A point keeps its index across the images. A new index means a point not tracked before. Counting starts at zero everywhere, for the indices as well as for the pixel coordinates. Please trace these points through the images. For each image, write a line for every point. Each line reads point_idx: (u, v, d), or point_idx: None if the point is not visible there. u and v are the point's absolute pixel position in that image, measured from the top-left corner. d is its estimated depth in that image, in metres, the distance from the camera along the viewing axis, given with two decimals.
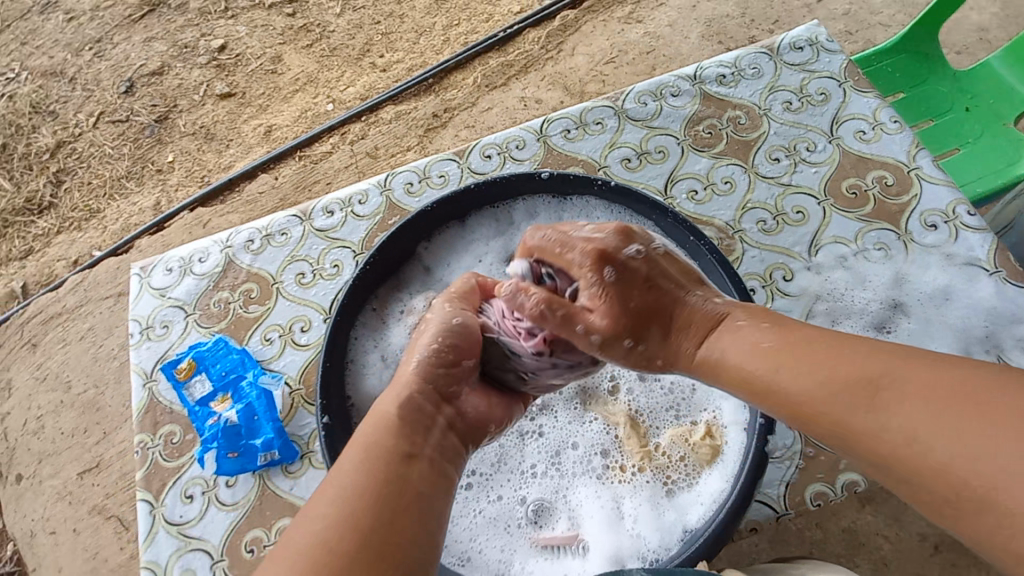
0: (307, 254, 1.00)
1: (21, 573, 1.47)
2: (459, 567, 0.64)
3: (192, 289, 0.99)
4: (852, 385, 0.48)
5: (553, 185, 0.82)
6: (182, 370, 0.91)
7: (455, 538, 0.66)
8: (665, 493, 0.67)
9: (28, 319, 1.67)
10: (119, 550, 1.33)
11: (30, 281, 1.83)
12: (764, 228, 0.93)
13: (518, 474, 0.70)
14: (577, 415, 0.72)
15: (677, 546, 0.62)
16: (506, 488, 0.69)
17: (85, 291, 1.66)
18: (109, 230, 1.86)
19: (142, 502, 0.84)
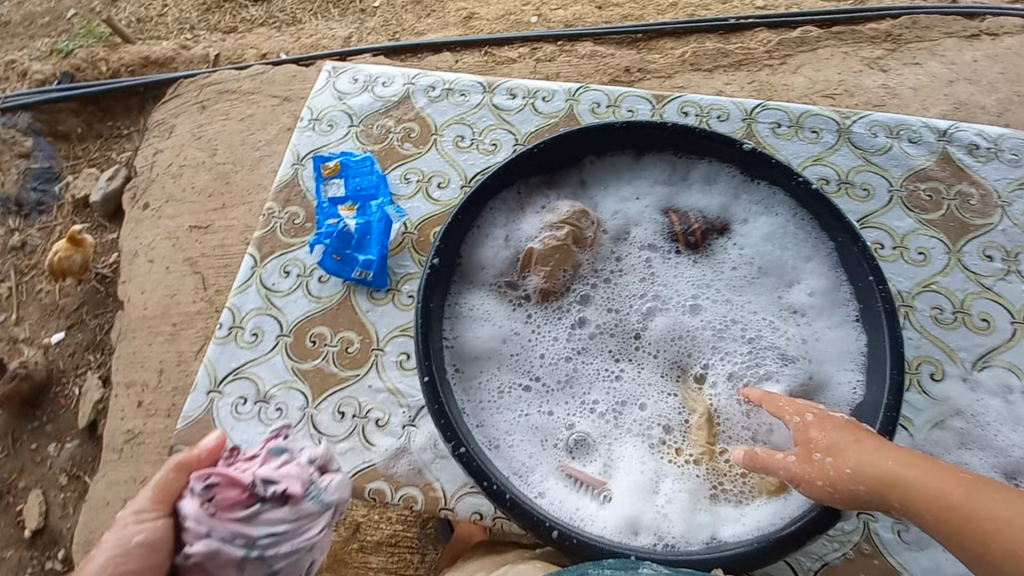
0: (474, 122, 1.01)
1: (113, 280, 1.68)
2: (486, 448, 0.66)
3: (365, 105, 1.04)
4: (883, 475, 0.53)
5: (749, 162, 0.75)
6: (328, 168, 0.97)
7: (495, 424, 0.69)
8: (709, 496, 0.65)
9: (207, 85, 1.82)
10: (192, 301, 1.50)
11: (222, 53, 1.95)
12: (936, 316, 0.82)
13: (580, 402, 0.71)
14: (658, 382, 0.72)
15: (699, 545, 0.60)
16: (564, 409, 0.71)
17: (262, 81, 1.79)
18: (302, 42, 1.97)
19: (249, 256, 0.92)
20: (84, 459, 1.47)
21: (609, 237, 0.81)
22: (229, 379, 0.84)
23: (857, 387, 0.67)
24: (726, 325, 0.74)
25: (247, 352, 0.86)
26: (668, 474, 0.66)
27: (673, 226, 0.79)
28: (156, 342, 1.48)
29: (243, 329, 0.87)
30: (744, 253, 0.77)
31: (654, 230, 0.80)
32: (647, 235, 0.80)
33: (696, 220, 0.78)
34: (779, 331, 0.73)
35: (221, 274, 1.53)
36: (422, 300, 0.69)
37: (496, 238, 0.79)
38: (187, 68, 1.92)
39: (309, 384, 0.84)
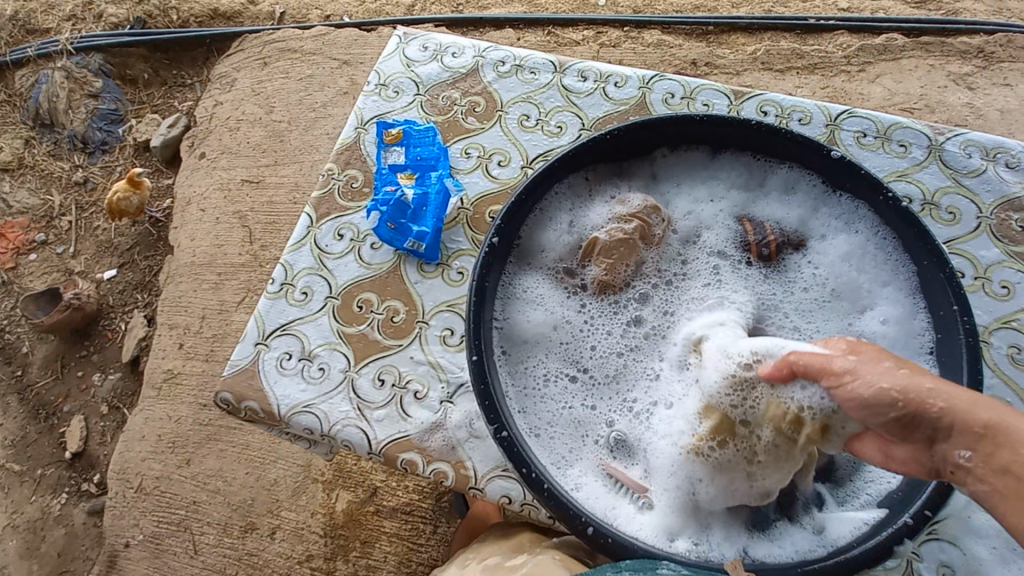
0: (541, 101, 0.98)
1: (165, 225, 1.73)
2: (528, 434, 0.65)
3: (433, 75, 1.03)
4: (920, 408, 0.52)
5: (834, 172, 0.71)
6: (391, 134, 0.95)
7: (538, 410, 0.68)
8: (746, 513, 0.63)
9: (271, 41, 1.83)
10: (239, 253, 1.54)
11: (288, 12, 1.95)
12: (1014, 356, 0.77)
13: (623, 400, 0.69)
14: None
15: (737, 560, 0.59)
16: (607, 406, 0.69)
17: (323, 43, 1.79)
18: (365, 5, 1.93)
19: (305, 216, 0.93)
20: (124, 392, 1.54)
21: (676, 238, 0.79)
22: (276, 334, 0.85)
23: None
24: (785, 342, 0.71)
25: (295, 309, 0.87)
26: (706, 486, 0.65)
27: (747, 235, 0.77)
28: (201, 289, 1.53)
29: (294, 286, 0.88)
30: (818, 271, 0.75)
31: (726, 236, 0.78)
32: (717, 240, 0.78)
33: (771, 232, 0.76)
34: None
35: (268, 230, 1.57)
36: (478, 276, 0.68)
37: (561, 224, 0.78)
38: (252, 23, 1.93)
39: (353, 348, 0.84)
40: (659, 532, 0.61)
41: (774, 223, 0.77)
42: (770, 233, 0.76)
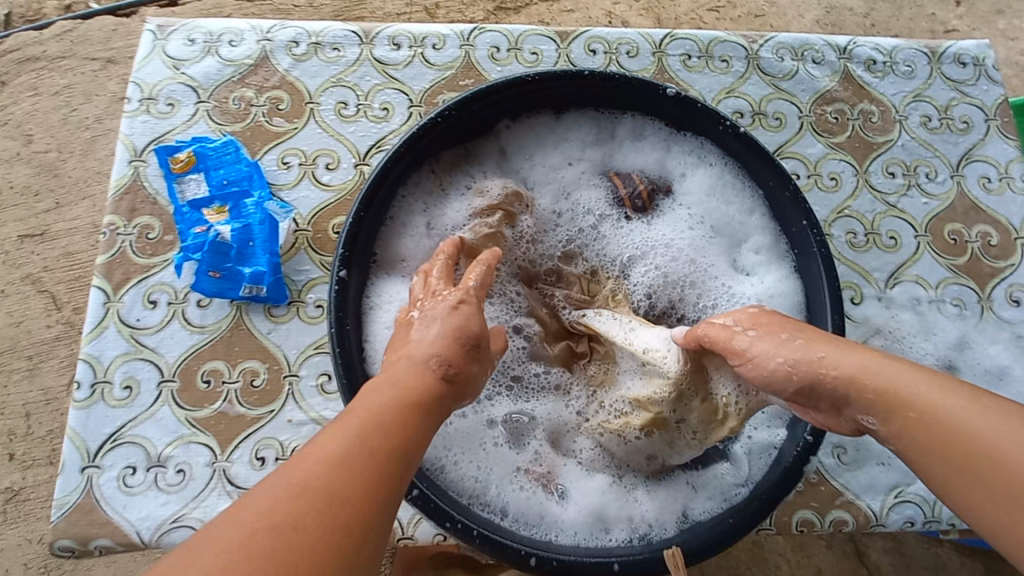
0: (355, 82, 0.84)
1: None
2: (434, 474, 0.59)
3: (212, 73, 0.83)
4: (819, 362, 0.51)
5: (674, 111, 0.69)
6: (179, 162, 0.77)
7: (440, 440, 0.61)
8: (666, 476, 0.63)
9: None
10: (45, 329, 1.23)
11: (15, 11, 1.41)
12: (852, 241, 0.84)
13: (525, 405, 0.66)
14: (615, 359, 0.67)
15: (672, 528, 0.59)
16: (511, 413, 0.65)
17: (72, 43, 1.36)
18: None
19: (96, 290, 0.73)
20: None
21: (546, 216, 0.74)
22: (107, 449, 0.69)
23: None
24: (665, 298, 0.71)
25: (122, 410, 0.70)
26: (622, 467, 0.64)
27: (618, 190, 0.74)
28: (13, 383, 1.21)
29: (111, 383, 0.71)
30: (688, 211, 0.74)
31: (598, 195, 0.74)
32: (591, 201, 0.74)
33: (640, 181, 0.73)
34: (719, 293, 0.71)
35: (75, 289, 1.26)
36: (335, 319, 0.58)
37: (418, 228, 0.69)
38: None
39: (215, 432, 0.71)
40: (591, 526, 0.60)
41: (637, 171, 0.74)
42: (640, 185, 0.73)
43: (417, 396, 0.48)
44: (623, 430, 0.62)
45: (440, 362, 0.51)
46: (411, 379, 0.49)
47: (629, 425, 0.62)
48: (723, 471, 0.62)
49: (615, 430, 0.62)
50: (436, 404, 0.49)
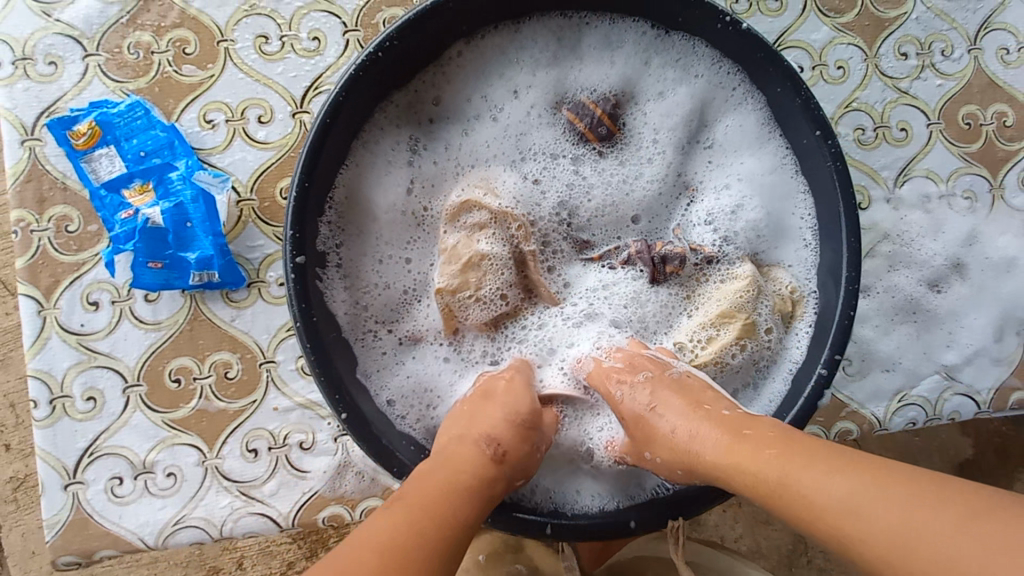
0: (273, 9, 0.69)
1: None
2: None
3: (93, 16, 0.67)
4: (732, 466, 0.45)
5: (662, 8, 0.56)
6: (81, 136, 0.65)
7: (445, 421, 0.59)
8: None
9: None
10: None
11: None
12: (861, 137, 0.76)
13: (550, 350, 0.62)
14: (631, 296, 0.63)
15: None
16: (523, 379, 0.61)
17: None
18: None
19: (26, 299, 0.65)
20: None
21: (506, 176, 0.63)
22: (86, 464, 0.64)
23: (807, 231, 0.60)
24: (656, 221, 0.65)
25: (91, 424, 0.65)
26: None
27: (573, 125, 0.63)
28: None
29: (71, 397, 0.65)
30: (662, 138, 0.64)
31: (554, 134, 0.64)
32: (546, 143, 0.64)
33: (594, 105, 0.63)
34: (707, 178, 0.65)
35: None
36: (297, 311, 0.51)
37: (398, 184, 0.62)
38: None
39: (199, 431, 0.66)
40: (615, 481, 0.58)
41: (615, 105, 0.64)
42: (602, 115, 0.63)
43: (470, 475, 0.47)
44: (721, 354, 0.59)
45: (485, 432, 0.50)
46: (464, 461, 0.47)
47: (725, 348, 0.59)
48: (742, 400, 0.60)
49: (715, 360, 0.59)
50: (496, 489, 0.47)
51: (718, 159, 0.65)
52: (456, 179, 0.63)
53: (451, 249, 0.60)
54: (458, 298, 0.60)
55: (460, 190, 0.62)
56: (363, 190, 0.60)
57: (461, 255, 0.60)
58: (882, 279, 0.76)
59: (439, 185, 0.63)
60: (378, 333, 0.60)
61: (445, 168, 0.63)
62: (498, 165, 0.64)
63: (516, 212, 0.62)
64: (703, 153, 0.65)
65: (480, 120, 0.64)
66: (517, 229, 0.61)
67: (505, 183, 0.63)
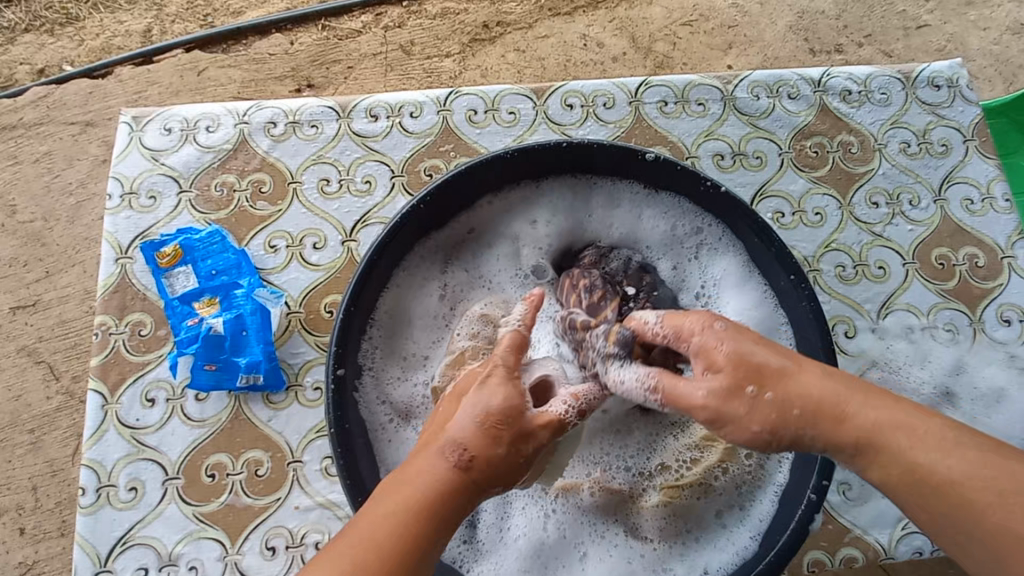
0: (336, 158, 0.84)
1: None
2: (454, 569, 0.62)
3: (192, 161, 0.83)
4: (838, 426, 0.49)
5: (652, 173, 0.69)
6: (165, 256, 0.76)
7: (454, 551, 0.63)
8: (691, 540, 0.63)
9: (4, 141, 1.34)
10: (45, 402, 1.16)
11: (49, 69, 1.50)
12: (841, 273, 0.85)
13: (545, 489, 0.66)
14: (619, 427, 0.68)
15: None
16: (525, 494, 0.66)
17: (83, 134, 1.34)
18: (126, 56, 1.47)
19: (93, 393, 0.73)
20: None
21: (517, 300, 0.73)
22: (118, 553, 0.69)
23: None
24: None
25: (128, 514, 0.70)
26: (624, 533, 0.65)
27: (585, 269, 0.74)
28: (18, 458, 1.13)
29: (116, 486, 0.71)
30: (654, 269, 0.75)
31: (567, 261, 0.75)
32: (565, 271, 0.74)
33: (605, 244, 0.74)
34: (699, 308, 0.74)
35: (73, 358, 1.18)
36: (332, 418, 0.58)
37: (431, 293, 0.71)
38: None
39: (224, 526, 0.70)
40: None
41: (617, 242, 0.75)
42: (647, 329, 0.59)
43: (439, 489, 0.47)
44: (705, 476, 0.65)
45: (464, 452, 0.49)
46: (432, 476, 0.48)
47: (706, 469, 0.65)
48: (732, 519, 0.64)
49: (698, 481, 0.65)
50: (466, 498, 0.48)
51: (709, 293, 0.73)
52: (481, 293, 0.73)
53: (460, 351, 0.67)
54: None
55: (478, 306, 0.71)
56: (400, 303, 0.68)
57: (466, 362, 0.66)
58: None
59: (467, 296, 0.72)
60: (398, 434, 0.65)
61: (473, 280, 0.73)
62: (519, 287, 0.74)
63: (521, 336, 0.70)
64: (695, 283, 0.74)
65: (500, 248, 0.74)
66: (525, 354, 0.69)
67: (518, 312, 0.72)
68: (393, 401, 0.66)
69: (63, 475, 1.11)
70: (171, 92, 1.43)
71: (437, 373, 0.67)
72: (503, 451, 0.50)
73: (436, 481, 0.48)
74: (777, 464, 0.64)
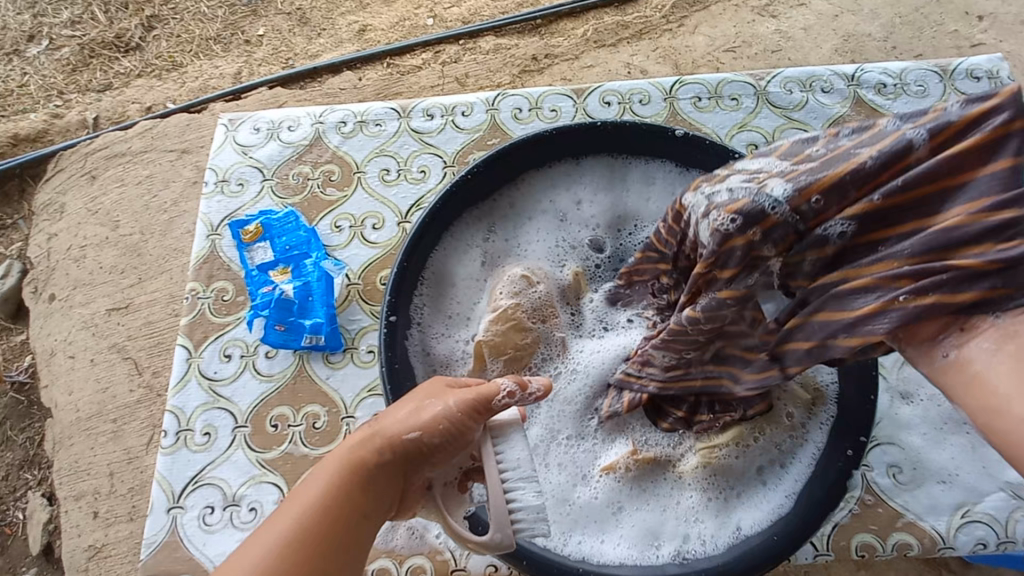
0: (396, 151, 0.94)
1: (33, 387, 1.45)
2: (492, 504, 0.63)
3: (275, 155, 0.95)
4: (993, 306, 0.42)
5: (684, 149, 0.75)
6: (248, 232, 0.88)
7: None
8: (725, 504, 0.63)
9: (114, 165, 1.56)
10: (129, 391, 1.29)
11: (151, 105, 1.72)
12: None
13: (587, 453, 0.68)
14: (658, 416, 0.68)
15: (728, 542, 0.61)
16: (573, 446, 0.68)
17: (180, 156, 1.54)
18: (220, 90, 1.70)
19: (181, 348, 0.83)
20: None
21: (549, 267, 0.78)
22: (189, 490, 0.76)
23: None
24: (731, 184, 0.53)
25: (201, 456, 0.78)
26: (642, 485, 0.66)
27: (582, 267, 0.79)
28: (99, 446, 1.26)
29: (192, 431, 0.79)
30: None
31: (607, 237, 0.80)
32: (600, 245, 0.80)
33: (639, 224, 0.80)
34: None
35: (154, 354, 1.31)
36: (384, 356, 0.65)
37: (474, 259, 0.77)
38: (83, 146, 1.63)
39: (283, 472, 0.77)
40: (640, 541, 0.63)
41: (647, 219, 0.80)
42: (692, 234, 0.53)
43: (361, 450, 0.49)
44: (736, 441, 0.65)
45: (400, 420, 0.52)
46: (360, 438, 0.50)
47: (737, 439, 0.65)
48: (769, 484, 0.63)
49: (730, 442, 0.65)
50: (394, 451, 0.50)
51: None
52: (518, 261, 0.78)
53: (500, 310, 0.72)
54: (496, 357, 0.70)
55: (519, 267, 0.76)
56: (446, 265, 0.75)
57: (504, 318, 0.71)
58: (924, 387, 0.78)
59: (505, 263, 0.77)
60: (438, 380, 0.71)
61: (511, 248, 0.78)
62: (555, 261, 0.78)
63: (555, 305, 0.74)
64: None
65: (538, 221, 0.79)
66: (559, 343, 0.72)
67: (552, 288, 0.76)
68: (436, 348, 0.72)
69: (134, 463, 1.22)
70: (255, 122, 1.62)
71: (479, 331, 0.72)
72: (416, 430, 0.51)
73: (379, 439, 0.50)
74: (816, 436, 0.64)
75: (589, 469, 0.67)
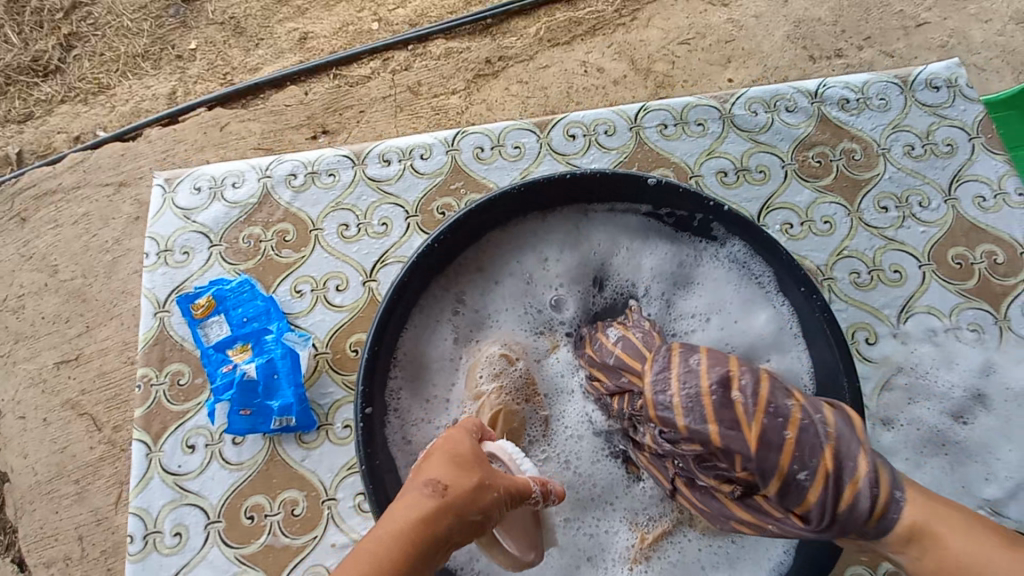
0: (354, 203, 0.89)
1: None
2: None
3: (220, 216, 0.88)
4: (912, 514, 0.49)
5: (659, 193, 0.71)
6: (199, 307, 0.81)
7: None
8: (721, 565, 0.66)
9: (45, 206, 1.43)
10: (90, 449, 1.20)
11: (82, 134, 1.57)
12: (856, 280, 0.85)
13: (590, 536, 0.68)
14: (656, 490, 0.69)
15: None
16: (578, 529, 0.68)
17: (116, 193, 1.42)
18: (151, 113, 1.55)
19: (138, 442, 0.77)
20: None
21: (522, 338, 0.75)
22: None
23: (807, 381, 0.69)
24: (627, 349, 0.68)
25: (173, 558, 0.73)
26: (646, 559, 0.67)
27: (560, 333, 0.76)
28: (64, 508, 1.17)
29: (161, 532, 0.74)
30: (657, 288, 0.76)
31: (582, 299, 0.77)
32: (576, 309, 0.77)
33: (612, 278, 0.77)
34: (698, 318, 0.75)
35: (113, 408, 1.23)
36: (363, 458, 0.61)
37: (446, 333, 0.73)
38: (9, 184, 1.48)
39: (264, 566, 0.72)
40: None
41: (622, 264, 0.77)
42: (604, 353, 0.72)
43: (421, 522, 0.43)
44: None
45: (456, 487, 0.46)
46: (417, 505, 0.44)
47: None
48: None
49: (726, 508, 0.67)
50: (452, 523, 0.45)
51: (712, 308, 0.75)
52: (490, 332, 0.75)
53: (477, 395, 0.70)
54: None
55: (496, 344, 0.73)
56: (416, 348, 0.71)
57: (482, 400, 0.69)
58: (903, 412, 0.80)
59: (476, 337, 0.74)
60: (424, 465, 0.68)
61: (482, 317, 0.75)
62: (529, 332, 0.76)
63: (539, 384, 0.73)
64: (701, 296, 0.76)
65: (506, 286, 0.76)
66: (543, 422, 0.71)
67: (529, 360, 0.74)
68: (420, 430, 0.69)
69: (106, 524, 1.16)
70: (195, 149, 1.48)
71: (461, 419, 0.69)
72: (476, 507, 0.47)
73: (438, 508, 0.44)
74: None
75: (595, 553, 0.68)
